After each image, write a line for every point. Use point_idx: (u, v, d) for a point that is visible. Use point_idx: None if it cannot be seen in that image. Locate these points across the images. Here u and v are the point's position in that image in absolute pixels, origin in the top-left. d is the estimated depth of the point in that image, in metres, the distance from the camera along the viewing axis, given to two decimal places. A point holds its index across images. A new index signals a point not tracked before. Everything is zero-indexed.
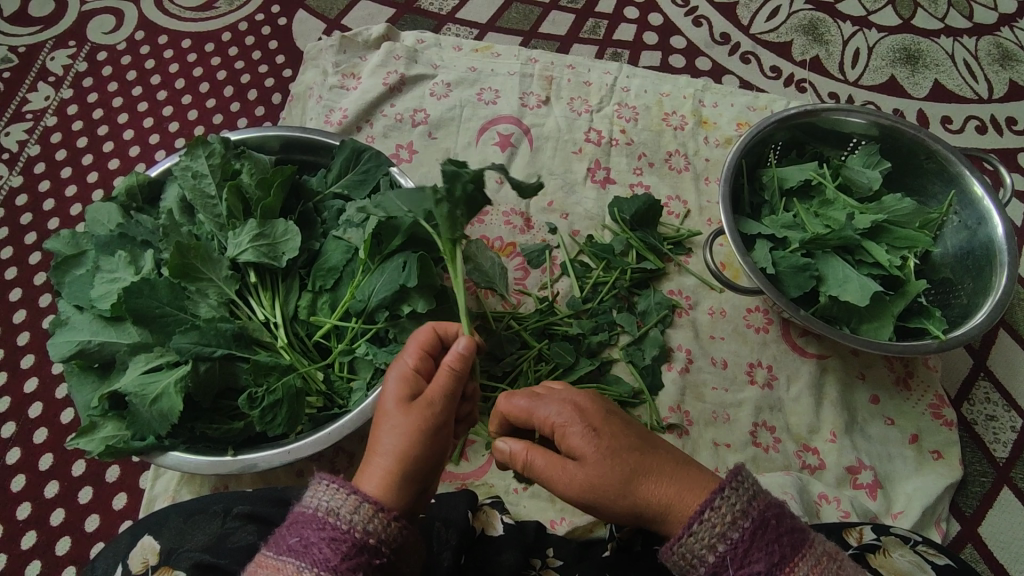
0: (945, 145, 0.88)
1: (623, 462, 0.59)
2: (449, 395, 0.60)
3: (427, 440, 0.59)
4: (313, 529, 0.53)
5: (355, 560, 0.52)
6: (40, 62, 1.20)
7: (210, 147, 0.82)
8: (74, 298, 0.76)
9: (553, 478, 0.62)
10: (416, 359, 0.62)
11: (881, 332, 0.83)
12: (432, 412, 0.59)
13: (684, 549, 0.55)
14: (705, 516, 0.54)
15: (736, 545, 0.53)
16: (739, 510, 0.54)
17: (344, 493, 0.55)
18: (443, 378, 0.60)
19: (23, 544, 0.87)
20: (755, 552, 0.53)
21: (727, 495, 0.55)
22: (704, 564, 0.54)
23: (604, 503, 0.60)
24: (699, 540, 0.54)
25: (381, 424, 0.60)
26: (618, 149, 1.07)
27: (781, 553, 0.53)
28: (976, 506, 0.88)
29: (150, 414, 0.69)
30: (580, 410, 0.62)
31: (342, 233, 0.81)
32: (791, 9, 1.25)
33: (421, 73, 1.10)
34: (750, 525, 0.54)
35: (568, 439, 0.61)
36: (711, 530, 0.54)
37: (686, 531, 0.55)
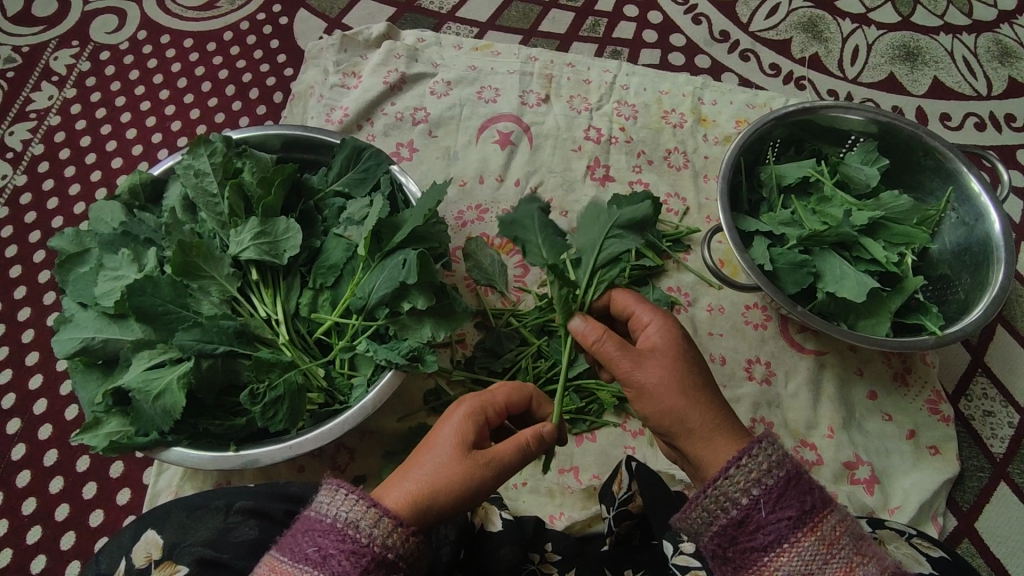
0: (942, 142, 0.88)
1: (688, 373, 0.64)
2: (507, 467, 0.61)
3: (469, 489, 0.59)
4: (331, 540, 0.53)
5: (373, 574, 0.53)
6: (43, 62, 1.20)
7: (212, 146, 0.83)
8: (78, 296, 0.77)
9: (616, 363, 0.66)
10: (496, 412, 0.64)
11: (878, 328, 0.83)
12: (489, 470, 0.60)
13: (718, 491, 0.57)
14: (742, 460, 0.57)
15: (769, 491, 0.55)
16: (774, 459, 0.56)
17: (364, 505, 0.54)
18: (512, 448, 0.61)
19: (29, 538, 0.88)
20: (788, 499, 0.55)
21: (764, 445, 0.57)
22: (736, 506, 0.56)
23: (652, 399, 0.64)
24: (734, 482, 0.56)
25: (434, 450, 0.60)
26: (617, 146, 1.08)
27: (812, 503, 0.55)
28: (974, 501, 0.88)
29: (153, 409, 0.70)
30: (673, 321, 0.69)
31: (343, 230, 0.82)
32: (791, 7, 1.25)
33: (422, 71, 1.11)
34: (783, 474, 0.56)
35: (648, 335, 0.68)
36: (746, 474, 0.56)
37: (723, 473, 0.57)
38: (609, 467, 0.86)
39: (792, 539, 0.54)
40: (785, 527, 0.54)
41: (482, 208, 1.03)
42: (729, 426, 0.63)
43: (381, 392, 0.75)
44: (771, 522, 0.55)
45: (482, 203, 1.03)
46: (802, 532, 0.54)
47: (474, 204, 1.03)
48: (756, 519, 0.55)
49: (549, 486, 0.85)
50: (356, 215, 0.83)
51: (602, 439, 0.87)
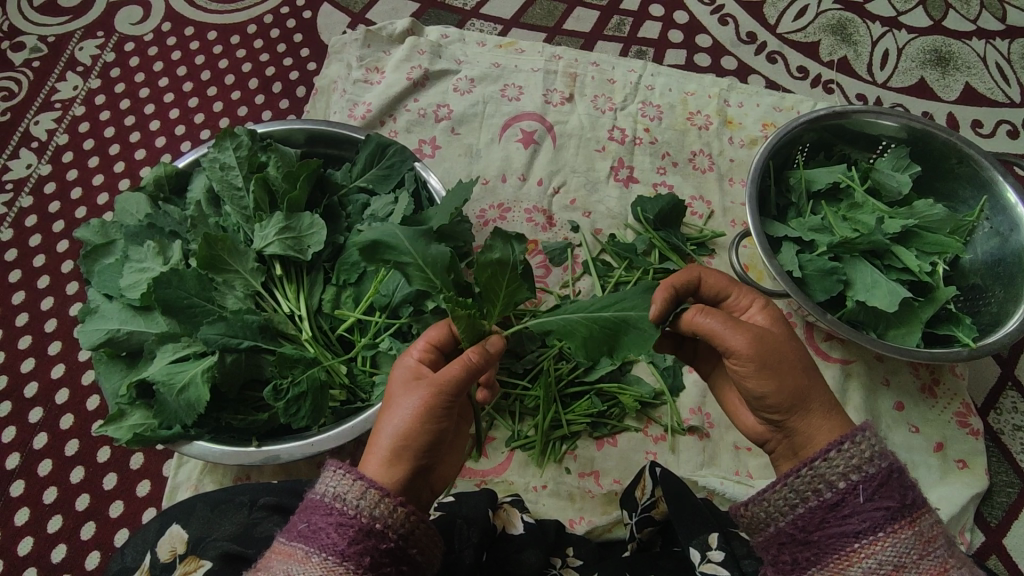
0: (978, 150, 0.86)
1: (801, 353, 0.63)
2: (456, 387, 0.57)
3: (426, 419, 0.57)
4: (320, 515, 0.52)
5: (362, 545, 0.51)
6: (69, 52, 1.21)
7: (238, 139, 0.82)
8: (103, 287, 0.77)
9: (727, 336, 0.61)
10: (424, 350, 0.62)
11: (908, 338, 0.82)
12: (435, 392, 0.57)
13: (815, 472, 0.54)
14: (845, 445, 0.54)
15: (870, 480, 0.53)
16: (877, 450, 0.54)
17: (351, 479, 0.53)
18: (454, 366, 0.58)
19: (49, 528, 0.88)
20: (888, 490, 0.52)
21: (869, 433, 0.54)
22: (832, 488, 0.53)
23: (776, 374, 0.60)
24: (834, 465, 0.54)
25: (388, 405, 0.59)
26: (641, 148, 1.07)
27: (911, 498, 0.52)
28: (1002, 517, 0.87)
29: (177, 403, 0.70)
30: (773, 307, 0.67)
31: (367, 228, 0.82)
32: (819, 9, 1.23)
33: (445, 68, 1.10)
34: (886, 466, 0.53)
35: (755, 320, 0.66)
36: (848, 459, 0.53)
37: (822, 454, 0.54)
38: (630, 471, 0.85)
39: (887, 530, 0.51)
40: (883, 517, 0.51)
41: (504, 207, 1.02)
42: (835, 406, 0.62)
43: None
44: (867, 510, 0.52)
45: (504, 202, 1.02)
46: (899, 525, 0.51)
47: (496, 203, 1.02)
48: (853, 504, 0.53)
49: (570, 490, 0.84)
50: (380, 212, 0.83)
51: (624, 444, 0.87)
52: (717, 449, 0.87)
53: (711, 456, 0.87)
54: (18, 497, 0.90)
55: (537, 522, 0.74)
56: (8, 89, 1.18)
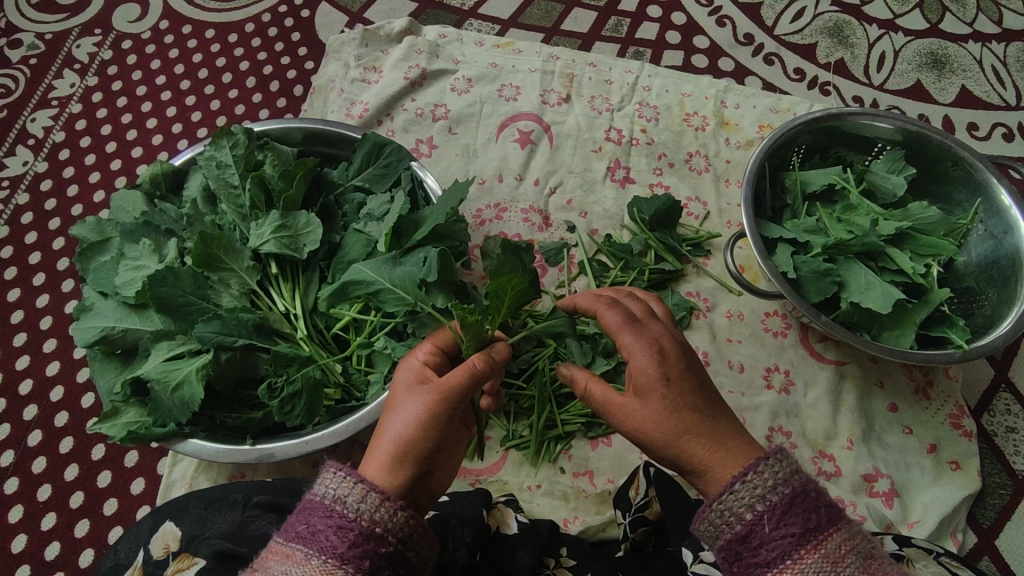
0: (972, 152, 0.87)
1: (677, 412, 0.58)
2: (461, 392, 0.59)
3: (431, 425, 0.58)
4: (320, 517, 0.52)
5: (362, 548, 0.51)
6: (66, 50, 1.21)
7: (234, 138, 0.82)
8: (98, 285, 0.77)
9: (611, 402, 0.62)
10: (430, 353, 0.64)
11: (902, 340, 0.82)
12: (439, 396, 0.59)
13: (723, 506, 0.54)
14: (748, 476, 0.54)
15: (774, 508, 0.52)
16: (781, 476, 0.53)
17: (351, 482, 0.53)
18: (460, 372, 0.60)
19: (43, 525, 0.88)
20: (793, 517, 0.52)
21: (771, 461, 0.54)
22: (739, 522, 0.53)
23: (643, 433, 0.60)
24: (739, 497, 0.53)
25: (392, 409, 0.60)
26: (638, 149, 1.07)
27: (817, 521, 0.51)
28: (994, 518, 0.87)
29: (171, 401, 0.70)
30: (659, 349, 0.59)
31: (363, 226, 0.82)
32: (817, 11, 1.24)
33: (443, 68, 1.10)
34: (790, 491, 0.52)
35: (637, 370, 0.59)
36: (752, 489, 0.53)
37: (726, 489, 0.54)
38: (624, 471, 0.86)
39: (796, 555, 0.51)
40: (790, 544, 0.51)
41: (501, 207, 1.02)
42: (738, 447, 0.58)
43: None
44: (775, 539, 0.51)
45: (501, 202, 1.02)
46: (806, 550, 0.51)
47: (493, 203, 1.02)
48: (761, 535, 0.52)
49: (564, 489, 0.84)
50: (377, 212, 0.83)
51: (618, 444, 0.87)
52: None
53: None
54: (12, 494, 0.90)
55: (530, 522, 0.75)
56: (5, 86, 1.18)
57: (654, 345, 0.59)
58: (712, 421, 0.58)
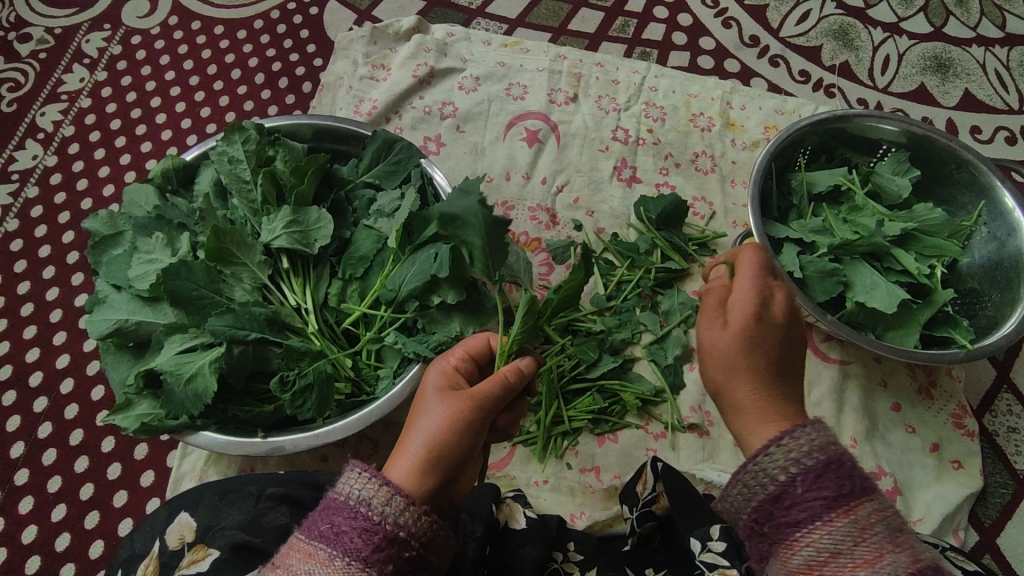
0: (977, 155, 0.88)
1: (751, 353, 0.59)
2: (490, 401, 0.60)
3: (459, 433, 0.59)
4: (344, 518, 0.53)
5: (385, 552, 0.52)
6: (75, 45, 1.21)
7: (247, 133, 0.83)
8: (111, 278, 0.77)
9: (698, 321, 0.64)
10: (460, 359, 0.66)
11: (906, 340, 0.83)
12: (469, 405, 0.60)
13: (758, 466, 0.55)
14: (785, 440, 0.54)
15: (808, 471, 0.53)
16: (818, 442, 0.54)
17: (376, 484, 0.54)
18: (490, 381, 0.61)
19: (53, 517, 0.89)
20: (824, 481, 0.52)
21: (809, 427, 0.55)
22: (773, 482, 0.54)
23: (706, 356, 0.62)
24: (774, 460, 0.54)
25: (420, 414, 0.61)
26: (644, 148, 1.07)
27: (852, 487, 0.52)
28: (996, 517, 0.88)
29: (183, 394, 0.70)
30: (765, 294, 0.60)
31: (373, 223, 0.83)
32: (822, 13, 1.25)
33: (451, 66, 1.11)
34: (825, 457, 0.53)
35: (733, 305, 0.61)
36: (788, 452, 0.54)
37: (763, 450, 0.55)
38: (630, 467, 0.86)
39: (825, 518, 0.51)
40: (819, 507, 0.51)
41: (508, 205, 1.03)
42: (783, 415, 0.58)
43: (409, 384, 0.75)
44: (806, 500, 0.52)
45: (508, 200, 1.03)
46: (836, 513, 0.51)
47: (500, 201, 1.03)
48: (793, 495, 0.52)
49: (570, 485, 0.85)
50: (387, 208, 0.84)
51: (624, 440, 0.88)
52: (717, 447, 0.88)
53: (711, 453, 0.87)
54: (22, 486, 0.91)
55: (539, 517, 0.75)
56: (14, 80, 1.18)
57: (765, 287, 0.61)
58: (774, 382, 0.59)
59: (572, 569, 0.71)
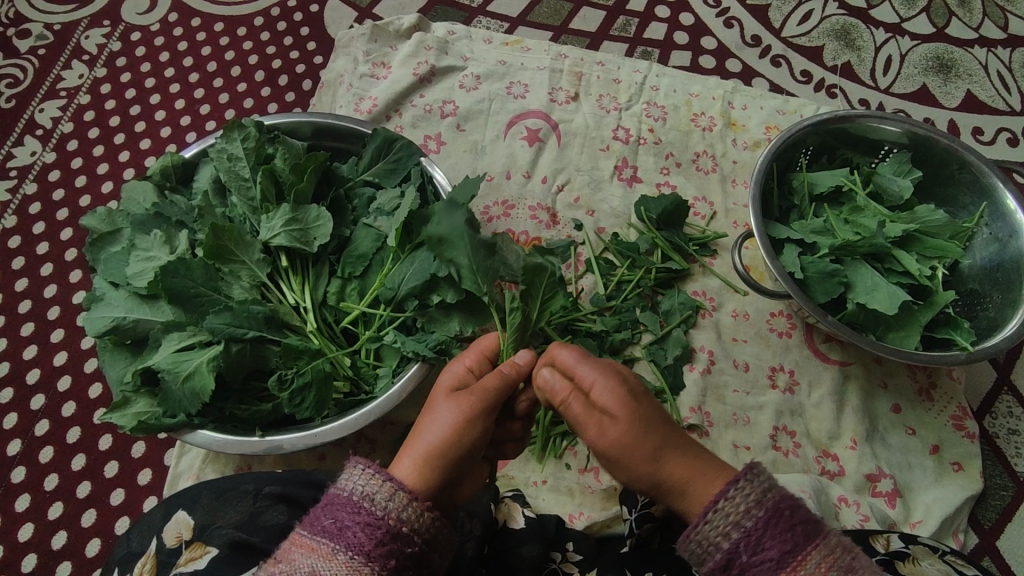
0: (978, 156, 0.87)
1: (651, 425, 0.60)
2: (494, 395, 0.62)
3: (465, 429, 0.60)
4: (347, 513, 0.53)
5: (388, 547, 0.52)
6: (74, 41, 1.21)
7: (245, 130, 0.82)
8: (109, 275, 0.77)
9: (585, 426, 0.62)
10: (474, 361, 0.68)
11: (906, 342, 0.83)
12: (475, 400, 0.61)
13: (700, 536, 0.55)
14: (720, 504, 0.55)
15: (749, 533, 0.54)
16: (753, 500, 0.55)
17: (380, 479, 0.54)
18: (493, 377, 0.62)
19: (50, 514, 0.88)
20: (769, 540, 0.53)
21: (742, 485, 0.55)
22: (718, 550, 0.55)
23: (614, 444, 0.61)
24: (715, 527, 0.55)
25: (429, 411, 0.63)
26: (645, 148, 1.07)
27: (793, 542, 0.53)
28: (995, 520, 0.88)
29: (182, 391, 0.70)
30: (619, 383, 0.61)
31: (372, 221, 0.82)
32: (824, 14, 1.24)
33: (452, 64, 1.10)
34: (763, 514, 0.54)
35: (597, 396, 0.61)
36: (726, 518, 0.55)
37: (701, 519, 0.55)
38: None
39: None
40: (768, 570, 0.53)
41: (508, 204, 1.03)
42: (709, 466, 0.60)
43: (407, 383, 0.75)
44: (754, 564, 0.53)
45: (508, 199, 1.03)
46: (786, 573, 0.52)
47: (500, 200, 1.03)
48: (739, 562, 0.54)
49: (569, 486, 0.85)
50: (386, 206, 0.83)
51: None
52: (716, 447, 0.88)
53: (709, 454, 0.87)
54: (19, 483, 0.90)
55: (538, 517, 0.75)
56: (13, 76, 1.18)
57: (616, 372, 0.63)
58: (678, 442, 0.61)
59: (570, 569, 0.71)
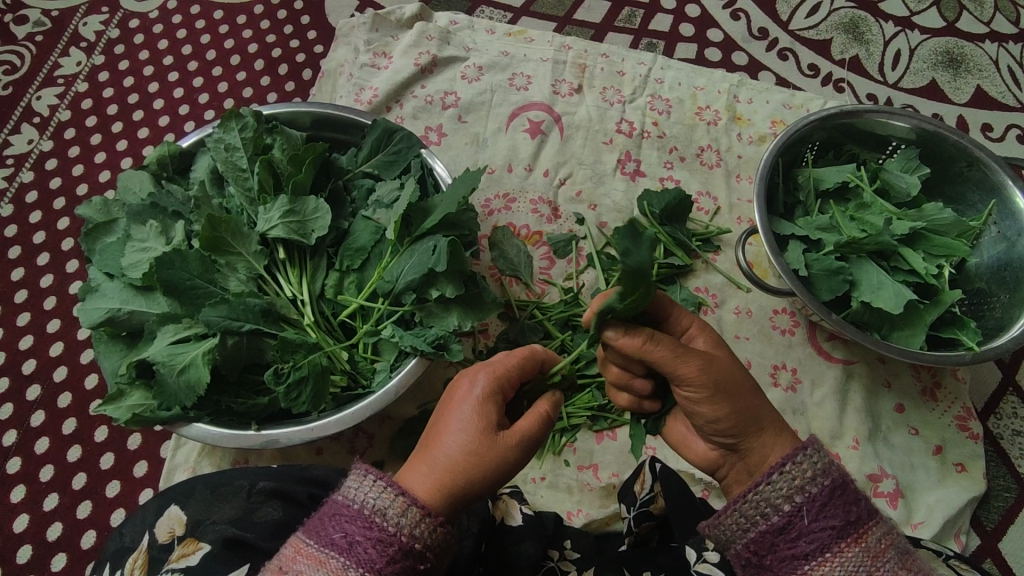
0: (989, 153, 0.86)
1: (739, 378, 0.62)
2: (531, 438, 0.61)
3: (493, 463, 0.58)
4: (358, 527, 0.52)
5: (400, 564, 0.51)
6: (72, 28, 1.19)
7: (243, 120, 0.81)
8: (105, 266, 0.76)
9: (678, 365, 0.59)
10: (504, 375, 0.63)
11: (912, 340, 0.82)
12: (511, 443, 0.59)
13: (761, 497, 0.55)
14: (787, 467, 0.55)
15: (814, 500, 0.54)
16: (820, 467, 0.55)
17: (393, 494, 0.53)
18: (531, 420, 0.61)
19: (45, 506, 0.88)
20: (833, 508, 0.53)
21: (810, 452, 0.55)
22: (778, 512, 0.55)
23: (675, 368, 0.59)
24: (777, 488, 0.55)
25: (452, 429, 0.59)
26: (649, 141, 1.06)
27: (857, 514, 0.53)
28: (998, 521, 0.87)
29: (177, 384, 0.69)
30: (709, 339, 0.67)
31: (371, 213, 0.81)
32: (832, 6, 1.22)
33: (453, 55, 1.09)
34: (829, 483, 0.54)
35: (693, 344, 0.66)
36: (791, 481, 0.55)
37: (765, 479, 0.56)
38: (628, 465, 0.86)
39: (835, 549, 0.52)
40: (829, 536, 0.53)
41: (510, 197, 1.01)
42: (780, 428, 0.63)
43: (404, 378, 0.74)
44: (813, 531, 0.53)
45: (510, 192, 1.02)
46: (845, 543, 0.52)
47: (501, 192, 1.01)
48: (799, 526, 0.54)
49: (568, 482, 0.85)
50: (386, 198, 0.82)
51: (623, 438, 0.87)
52: None
53: None
54: (15, 474, 0.90)
55: (536, 514, 0.74)
56: (10, 63, 1.16)
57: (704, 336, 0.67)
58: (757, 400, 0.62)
59: (569, 567, 0.70)
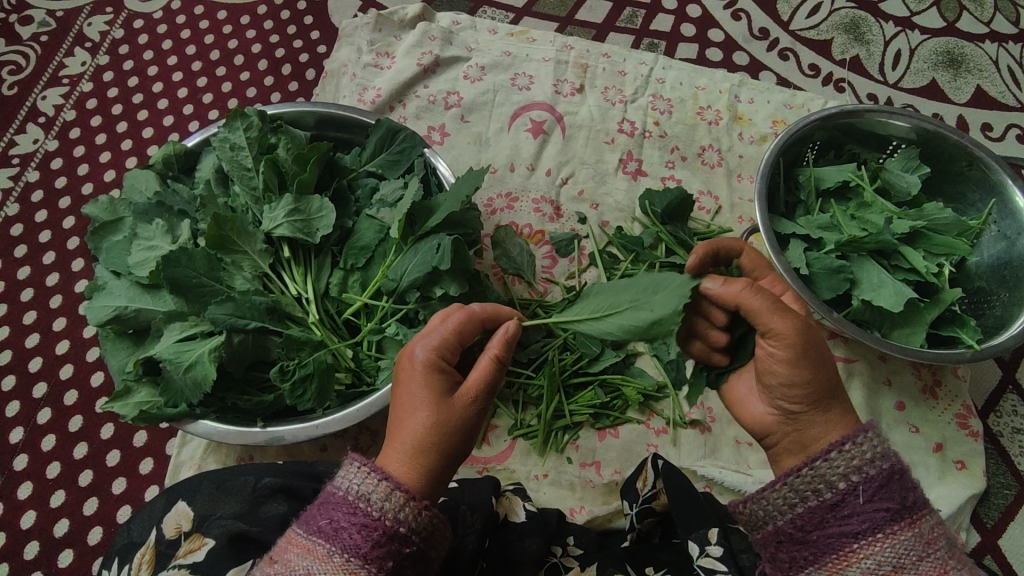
0: (989, 153, 0.86)
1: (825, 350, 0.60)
2: (486, 387, 0.59)
3: (455, 426, 0.57)
4: (343, 513, 0.52)
5: (385, 548, 0.52)
6: (77, 28, 1.20)
7: (248, 120, 0.81)
8: (111, 264, 0.77)
9: (763, 319, 0.59)
10: (448, 335, 0.60)
11: (912, 339, 0.83)
12: (467, 400, 0.58)
13: (816, 472, 0.56)
14: (847, 446, 0.55)
15: (871, 481, 0.54)
16: (880, 450, 0.55)
17: (375, 479, 0.54)
18: (484, 371, 0.59)
19: (52, 503, 0.89)
20: (889, 490, 0.53)
21: (870, 435, 0.56)
22: (830, 488, 0.55)
23: (760, 321, 0.59)
24: (834, 466, 0.55)
25: (409, 404, 0.58)
26: (651, 141, 1.06)
27: (913, 499, 0.53)
28: (998, 518, 0.88)
29: (183, 381, 0.70)
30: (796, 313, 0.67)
31: (375, 212, 0.82)
32: (833, 7, 1.23)
33: (456, 55, 1.09)
34: (887, 467, 0.54)
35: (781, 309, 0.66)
36: (849, 460, 0.55)
37: (821, 454, 0.56)
38: (631, 463, 0.86)
39: (888, 530, 0.52)
40: (883, 517, 0.53)
41: (512, 196, 1.02)
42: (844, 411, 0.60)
43: None
44: (866, 510, 0.53)
45: (512, 191, 1.02)
46: (898, 525, 0.53)
47: (503, 192, 1.02)
48: (852, 505, 0.54)
49: (570, 479, 0.85)
50: (389, 197, 0.83)
51: (625, 435, 0.87)
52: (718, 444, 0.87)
53: (710, 449, 0.87)
54: (21, 471, 0.91)
55: (539, 511, 0.75)
56: (15, 63, 1.17)
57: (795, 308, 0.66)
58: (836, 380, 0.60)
59: (571, 563, 0.70)
